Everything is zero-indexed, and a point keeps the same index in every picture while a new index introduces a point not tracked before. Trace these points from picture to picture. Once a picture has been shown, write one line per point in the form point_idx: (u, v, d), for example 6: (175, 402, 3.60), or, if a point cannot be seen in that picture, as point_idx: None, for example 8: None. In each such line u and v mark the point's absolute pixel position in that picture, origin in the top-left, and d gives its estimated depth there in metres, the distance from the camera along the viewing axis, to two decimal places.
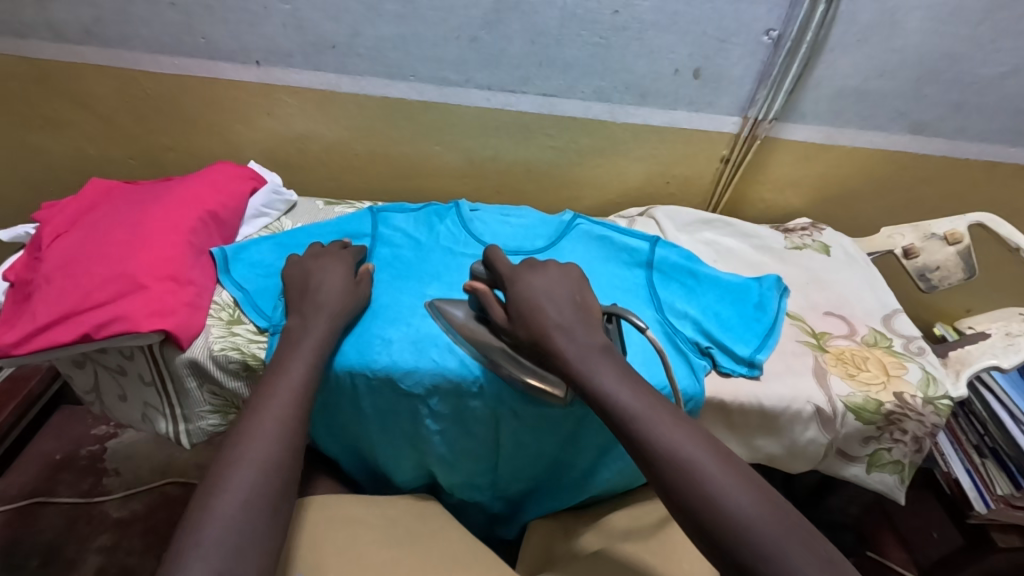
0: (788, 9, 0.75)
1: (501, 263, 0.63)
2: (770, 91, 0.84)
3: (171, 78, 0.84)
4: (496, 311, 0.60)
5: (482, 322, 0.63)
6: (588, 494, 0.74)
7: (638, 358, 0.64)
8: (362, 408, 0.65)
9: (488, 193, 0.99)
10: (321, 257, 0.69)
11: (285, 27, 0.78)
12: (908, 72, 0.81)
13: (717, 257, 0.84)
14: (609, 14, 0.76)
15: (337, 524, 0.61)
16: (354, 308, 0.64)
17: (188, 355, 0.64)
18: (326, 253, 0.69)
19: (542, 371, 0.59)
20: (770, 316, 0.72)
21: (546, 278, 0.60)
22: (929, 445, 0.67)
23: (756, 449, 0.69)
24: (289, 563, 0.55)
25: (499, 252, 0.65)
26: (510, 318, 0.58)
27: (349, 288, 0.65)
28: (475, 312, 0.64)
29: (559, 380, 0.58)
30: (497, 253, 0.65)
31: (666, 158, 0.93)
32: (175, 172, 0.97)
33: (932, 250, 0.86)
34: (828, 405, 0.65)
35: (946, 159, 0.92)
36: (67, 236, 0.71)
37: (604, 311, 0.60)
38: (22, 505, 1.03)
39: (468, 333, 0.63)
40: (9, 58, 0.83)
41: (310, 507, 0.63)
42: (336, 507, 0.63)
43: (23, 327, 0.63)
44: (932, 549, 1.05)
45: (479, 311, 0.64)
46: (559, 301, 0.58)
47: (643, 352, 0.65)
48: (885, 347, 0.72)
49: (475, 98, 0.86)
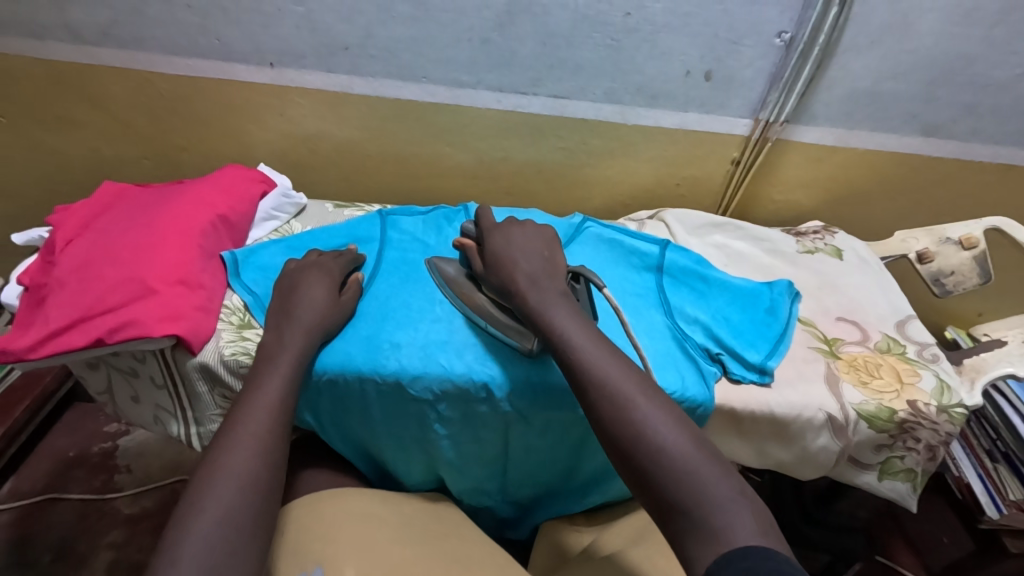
0: (801, 10, 0.74)
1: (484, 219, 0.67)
2: (782, 93, 0.83)
3: (185, 79, 0.84)
4: (476, 262, 0.65)
5: (470, 278, 0.68)
6: (599, 497, 0.74)
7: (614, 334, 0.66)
8: (372, 413, 0.65)
9: (496, 194, 0.99)
10: (316, 264, 0.69)
11: (298, 29, 0.78)
12: (923, 73, 0.80)
13: (727, 261, 0.84)
14: (621, 16, 0.75)
15: (355, 519, 0.61)
16: (336, 318, 0.64)
17: (199, 359, 0.65)
18: (322, 260, 0.69)
19: (516, 321, 0.63)
20: (781, 321, 0.72)
21: (524, 230, 0.65)
22: (943, 454, 0.66)
23: (766, 456, 0.68)
24: (305, 555, 0.55)
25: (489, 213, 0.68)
26: (485, 268, 0.63)
27: (334, 302, 0.65)
28: (465, 269, 0.69)
29: (528, 331, 0.62)
30: (486, 212, 0.68)
31: (677, 160, 0.93)
32: (186, 172, 0.97)
33: (947, 254, 0.85)
34: (840, 412, 0.64)
35: (959, 162, 0.90)
36: (79, 240, 0.71)
37: (569, 270, 0.64)
38: (36, 501, 1.05)
39: (456, 287, 0.68)
40: (26, 59, 0.83)
41: (324, 500, 0.64)
42: (349, 500, 0.64)
43: (36, 331, 0.63)
44: (943, 555, 1.04)
45: (466, 266, 0.69)
46: (532, 255, 0.62)
47: (621, 335, 0.66)
48: (898, 353, 0.71)
49: (486, 100, 0.85)
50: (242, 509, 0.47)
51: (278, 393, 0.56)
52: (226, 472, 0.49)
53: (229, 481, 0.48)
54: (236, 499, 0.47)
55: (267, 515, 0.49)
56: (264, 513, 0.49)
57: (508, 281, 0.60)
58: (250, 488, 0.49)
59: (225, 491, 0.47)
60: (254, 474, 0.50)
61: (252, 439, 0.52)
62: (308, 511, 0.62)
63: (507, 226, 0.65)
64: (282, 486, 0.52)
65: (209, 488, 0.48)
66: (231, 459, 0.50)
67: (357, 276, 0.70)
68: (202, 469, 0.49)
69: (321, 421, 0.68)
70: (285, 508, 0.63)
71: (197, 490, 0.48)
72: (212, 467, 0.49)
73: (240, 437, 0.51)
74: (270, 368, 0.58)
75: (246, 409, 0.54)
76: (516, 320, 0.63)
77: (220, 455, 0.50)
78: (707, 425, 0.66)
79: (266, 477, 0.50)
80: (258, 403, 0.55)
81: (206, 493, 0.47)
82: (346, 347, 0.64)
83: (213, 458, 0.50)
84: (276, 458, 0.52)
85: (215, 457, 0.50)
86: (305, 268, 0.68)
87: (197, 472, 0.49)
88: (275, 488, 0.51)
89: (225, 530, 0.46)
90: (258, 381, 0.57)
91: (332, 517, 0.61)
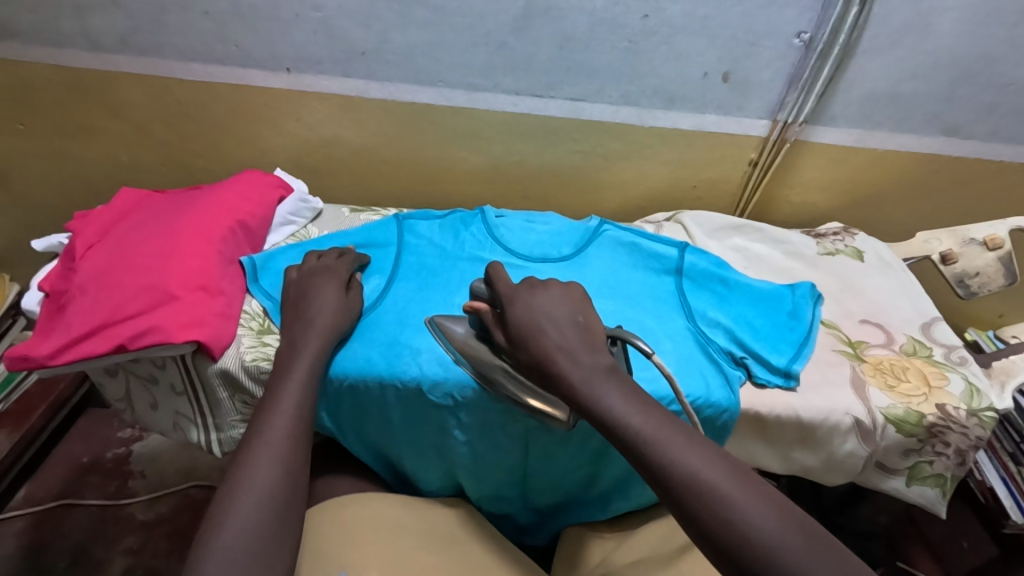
0: (821, 10, 0.73)
1: (500, 284, 0.59)
2: (801, 94, 0.82)
3: (203, 85, 0.85)
4: (498, 334, 0.58)
5: (485, 342, 0.61)
6: (622, 505, 0.73)
7: (643, 376, 0.62)
8: (391, 418, 0.65)
9: (510, 198, 0.98)
10: (332, 269, 0.69)
11: (315, 35, 0.79)
12: (944, 73, 0.79)
13: (747, 263, 0.83)
14: (639, 18, 0.75)
15: (378, 525, 0.61)
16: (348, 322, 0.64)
17: (220, 365, 0.64)
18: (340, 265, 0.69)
19: (543, 392, 0.58)
20: (805, 324, 0.71)
21: (548, 293, 0.58)
22: (973, 459, 0.65)
23: (791, 462, 0.67)
24: (329, 559, 0.55)
25: (502, 270, 0.61)
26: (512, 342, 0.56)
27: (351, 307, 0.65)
28: (476, 330, 0.62)
29: (561, 401, 0.57)
30: (499, 270, 0.61)
31: (693, 162, 0.92)
32: (201, 178, 0.97)
33: (971, 256, 0.84)
34: (868, 417, 0.63)
35: (980, 162, 0.89)
36: (99, 247, 0.71)
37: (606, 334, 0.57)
38: (51, 506, 1.05)
39: (471, 352, 0.61)
40: (46, 67, 0.83)
41: (347, 506, 0.63)
42: (371, 505, 0.63)
43: (58, 339, 0.63)
44: (966, 560, 1.02)
45: (479, 329, 0.62)
46: (562, 323, 0.55)
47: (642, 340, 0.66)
48: (924, 356, 0.70)
49: (502, 103, 0.85)
50: (268, 517, 0.47)
51: (302, 399, 0.56)
52: (250, 480, 0.48)
53: (254, 489, 0.48)
54: (262, 508, 0.47)
55: (293, 523, 0.49)
56: (290, 522, 0.48)
57: (540, 357, 0.53)
58: (276, 496, 0.48)
59: (251, 499, 0.47)
60: (280, 482, 0.49)
61: (276, 446, 0.51)
62: (330, 517, 0.61)
63: (527, 291, 0.58)
64: (303, 497, 0.51)
65: (234, 495, 0.47)
66: (255, 466, 0.49)
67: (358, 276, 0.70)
68: (226, 478, 0.49)
69: (341, 425, 0.68)
70: (308, 513, 0.63)
71: (222, 498, 0.47)
72: (236, 475, 0.49)
73: (264, 443, 0.51)
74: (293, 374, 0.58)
75: (269, 418, 0.54)
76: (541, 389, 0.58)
77: (245, 462, 0.50)
78: (731, 431, 0.65)
79: (292, 484, 0.50)
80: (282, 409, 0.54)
81: (231, 501, 0.47)
82: (365, 353, 0.63)
83: (237, 465, 0.50)
84: (298, 469, 0.52)
85: (239, 463, 0.49)
86: (324, 273, 0.68)
87: (222, 480, 0.49)
88: (299, 496, 0.51)
89: (252, 538, 0.45)
90: (281, 385, 0.56)
91: (355, 523, 0.60)
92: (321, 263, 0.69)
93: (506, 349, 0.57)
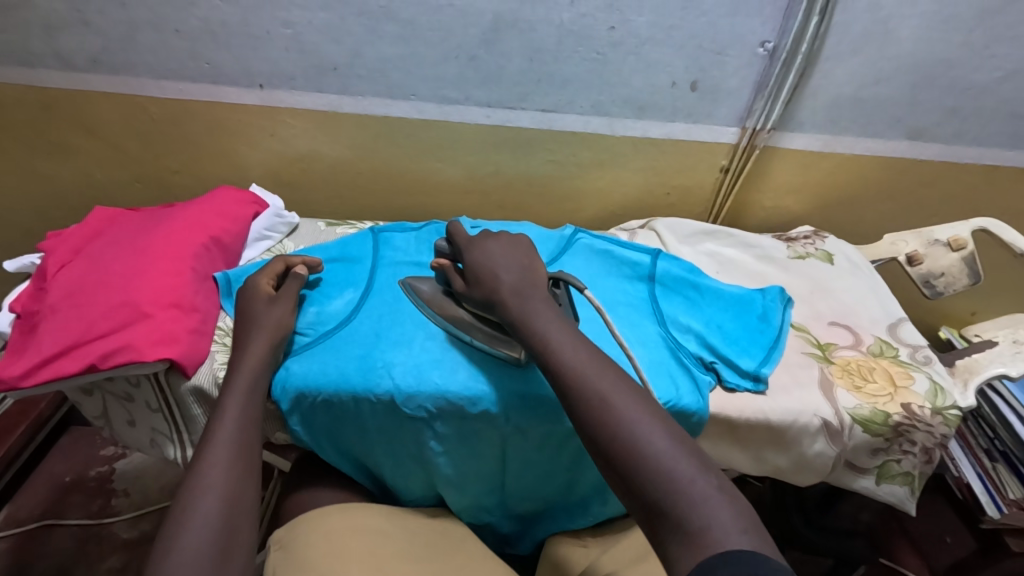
0: (783, 20, 0.75)
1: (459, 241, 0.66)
2: (767, 101, 0.84)
3: (176, 102, 0.85)
4: (457, 282, 0.64)
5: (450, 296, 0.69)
6: (602, 512, 0.73)
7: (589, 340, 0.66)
8: (367, 431, 0.65)
9: (488, 209, 0.99)
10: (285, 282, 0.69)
11: (288, 51, 0.79)
12: (905, 78, 0.81)
13: (719, 268, 0.84)
14: (606, 30, 0.76)
15: (363, 534, 0.61)
16: None
17: (194, 382, 0.65)
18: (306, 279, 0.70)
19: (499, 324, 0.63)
20: (774, 328, 0.72)
21: (499, 242, 0.64)
22: (938, 456, 0.67)
23: (764, 463, 0.68)
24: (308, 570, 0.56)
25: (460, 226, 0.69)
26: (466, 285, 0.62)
27: None
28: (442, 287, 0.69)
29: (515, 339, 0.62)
30: (457, 227, 0.68)
31: (665, 169, 0.93)
32: (178, 195, 0.97)
33: (936, 256, 0.86)
34: (835, 418, 0.65)
35: (944, 164, 0.91)
36: (72, 266, 0.71)
37: (550, 275, 0.63)
38: (32, 527, 1.04)
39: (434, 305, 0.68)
40: (18, 86, 0.83)
41: (333, 514, 0.63)
42: (354, 513, 0.63)
43: (30, 359, 0.63)
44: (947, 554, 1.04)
45: (444, 284, 0.69)
46: (511, 265, 0.60)
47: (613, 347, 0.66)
48: (891, 356, 0.71)
49: (474, 115, 0.86)
50: (219, 544, 0.47)
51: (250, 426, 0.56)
52: (200, 507, 0.48)
53: (206, 513, 0.48)
54: (208, 532, 0.47)
55: (241, 546, 0.49)
56: (238, 544, 0.49)
57: (493, 295, 0.59)
58: (225, 519, 0.49)
59: (202, 523, 0.47)
60: (227, 510, 0.49)
61: (227, 469, 0.52)
62: (315, 526, 0.61)
63: (483, 240, 0.64)
64: (250, 521, 0.51)
65: (187, 518, 0.48)
66: (209, 490, 0.50)
67: (298, 271, 0.71)
68: (180, 502, 0.49)
69: (316, 440, 0.68)
70: (291, 522, 0.63)
71: (175, 521, 0.48)
72: (188, 501, 0.49)
73: (219, 468, 0.51)
74: (251, 397, 0.58)
75: (226, 442, 0.54)
76: (500, 330, 0.63)
77: (199, 486, 0.50)
78: (702, 434, 0.66)
79: (239, 508, 0.50)
80: (236, 432, 0.55)
81: (183, 524, 0.47)
82: (338, 366, 0.64)
83: (192, 489, 0.50)
84: (243, 491, 0.52)
85: (193, 486, 0.50)
86: (290, 291, 0.68)
87: (175, 503, 0.49)
88: (250, 518, 0.51)
89: (202, 561, 0.45)
90: (236, 406, 0.57)
91: (340, 533, 0.60)
92: (267, 275, 0.70)
93: (464, 293, 0.63)
